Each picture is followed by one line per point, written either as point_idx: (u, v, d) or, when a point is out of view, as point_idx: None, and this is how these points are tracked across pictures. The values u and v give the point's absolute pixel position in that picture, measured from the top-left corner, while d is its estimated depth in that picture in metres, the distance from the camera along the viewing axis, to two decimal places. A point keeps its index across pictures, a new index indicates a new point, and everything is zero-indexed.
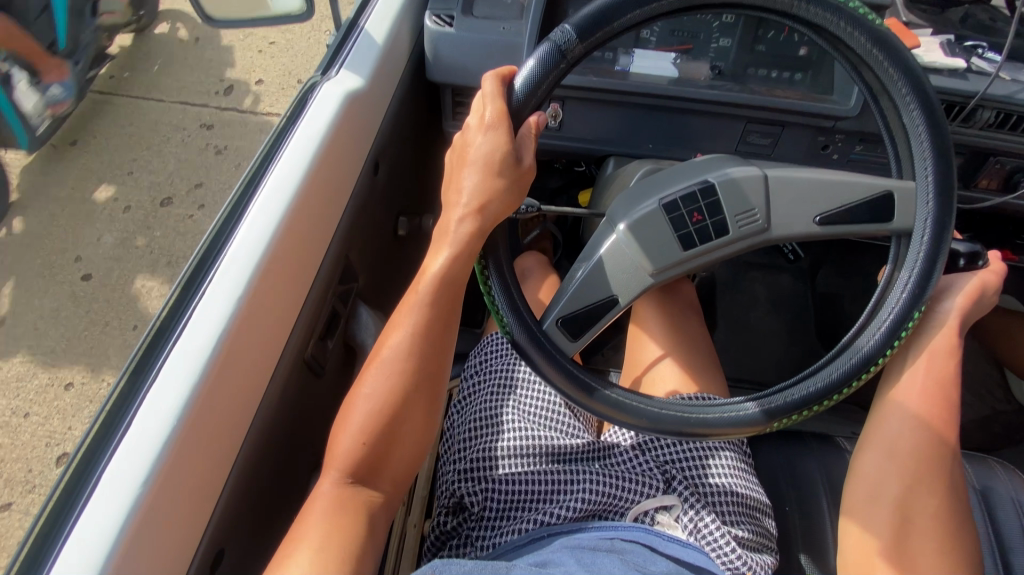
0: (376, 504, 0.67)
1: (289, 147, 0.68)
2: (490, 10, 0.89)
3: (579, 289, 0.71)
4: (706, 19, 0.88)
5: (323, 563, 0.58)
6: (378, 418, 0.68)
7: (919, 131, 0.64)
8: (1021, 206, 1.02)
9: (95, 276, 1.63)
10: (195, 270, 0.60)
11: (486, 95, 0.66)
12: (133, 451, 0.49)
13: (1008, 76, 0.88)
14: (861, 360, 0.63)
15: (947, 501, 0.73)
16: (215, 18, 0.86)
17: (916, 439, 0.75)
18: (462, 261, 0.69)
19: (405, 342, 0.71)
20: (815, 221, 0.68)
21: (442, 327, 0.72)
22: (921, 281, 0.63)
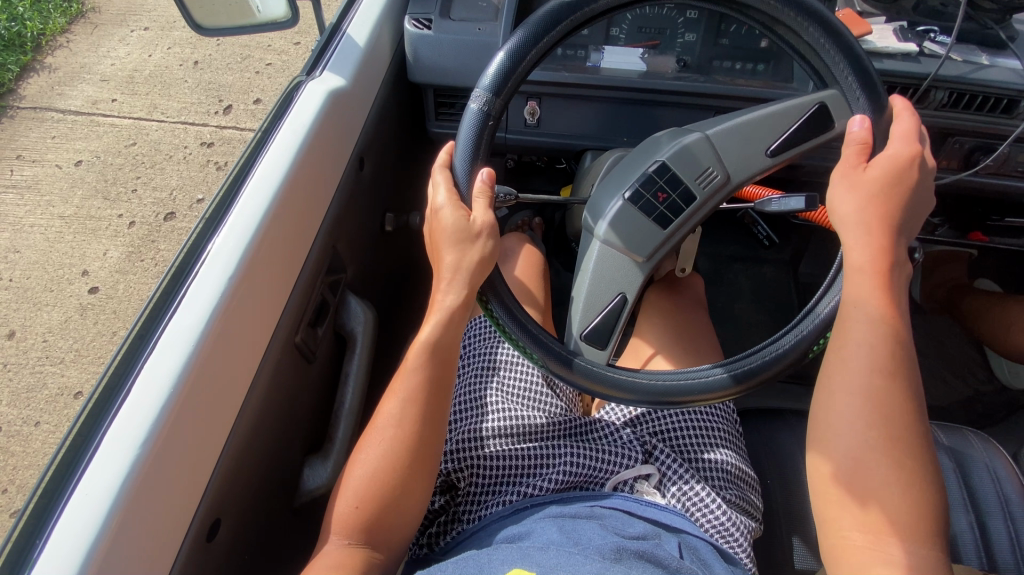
0: (376, 564, 0.67)
1: (273, 146, 0.71)
2: (467, 12, 0.94)
3: (587, 302, 0.74)
4: (670, 16, 0.93)
5: None
6: (374, 482, 0.69)
7: (837, 62, 0.67)
8: (981, 182, 1.07)
9: (101, 288, 1.70)
10: (186, 254, 0.63)
11: (435, 183, 0.71)
12: (133, 413, 0.52)
13: (959, 57, 0.93)
14: (820, 326, 0.67)
15: (911, 429, 0.58)
16: (205, 27, 0.91)
17: (873, 364, 0.60)
18: (448, 329, 0.73)
19: (400, 409, 0.72)
20: (767, 153, 0.73)
21: (435, 391, 0.73)
22: None
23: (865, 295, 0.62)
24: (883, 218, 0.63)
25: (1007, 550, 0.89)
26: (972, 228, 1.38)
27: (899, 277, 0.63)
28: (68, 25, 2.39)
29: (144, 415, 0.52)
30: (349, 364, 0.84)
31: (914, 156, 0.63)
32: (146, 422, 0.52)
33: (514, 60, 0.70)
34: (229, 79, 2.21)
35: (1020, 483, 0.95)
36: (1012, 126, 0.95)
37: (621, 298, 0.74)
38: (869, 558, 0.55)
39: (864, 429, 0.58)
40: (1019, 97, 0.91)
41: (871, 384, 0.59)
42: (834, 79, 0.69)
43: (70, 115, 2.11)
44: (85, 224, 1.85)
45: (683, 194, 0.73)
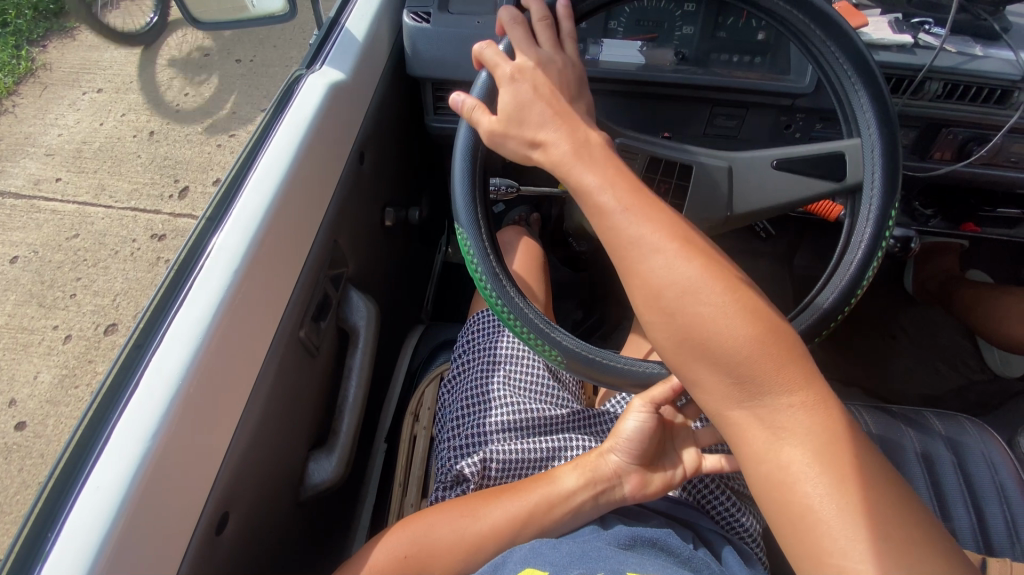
0: None
1: (276, 138, 0.71)
2: (465, 6, 0.94)
3: (796, 183, 0.75)
4: (668, 9, 0.93)
5: None
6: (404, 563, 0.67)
7: (830, 50, 0.69)
8: (974, 172, 1.09)
9: (28, 423, 1.47)
10: (190, 248, 0.63)
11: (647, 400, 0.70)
12: (144, 401, 0.52)
13: (953, 48, 0.93)
14: (822, 316, 0.68)
15: (698, 285, 0.55)
16: (202, 21, 0.90)
17: (654, 238, 0.58)
18: (590, 491, 0.72)
19: (500, 518, 0.70)
20: None
21: (539, 518, 0.70)
22: (886, 180, 0.68)
23: (601, 185, 0.60)
24: (551, 121, 0.64)
25: (1002, 535, 0.91)
26: (963, 220, 1.40)
27: (596, 154, 0.62)
28: (15, 85, 2.33)
29: (154, 407, 0.52)
30: (352, 359, 0.84)
31: (515, 71, 0.66)
32: (157, 413, 0.52)
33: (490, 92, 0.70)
34: (185, 156, 2.10)
35: (1014, 470, 0.97)
36: (1005, 116, 0.96)
37: (770, 162, 0.75)
38: (758, 440, 0.54)
39: (675, 315, 0.56)
40: (1012, 88, 0.93)
41: (659, 254, 0.57)
42: (847, 96, 0.70)
43: (7, 198, 2.00)
44: (15, 338, 1.65)
45: (682, 180, 0.80)
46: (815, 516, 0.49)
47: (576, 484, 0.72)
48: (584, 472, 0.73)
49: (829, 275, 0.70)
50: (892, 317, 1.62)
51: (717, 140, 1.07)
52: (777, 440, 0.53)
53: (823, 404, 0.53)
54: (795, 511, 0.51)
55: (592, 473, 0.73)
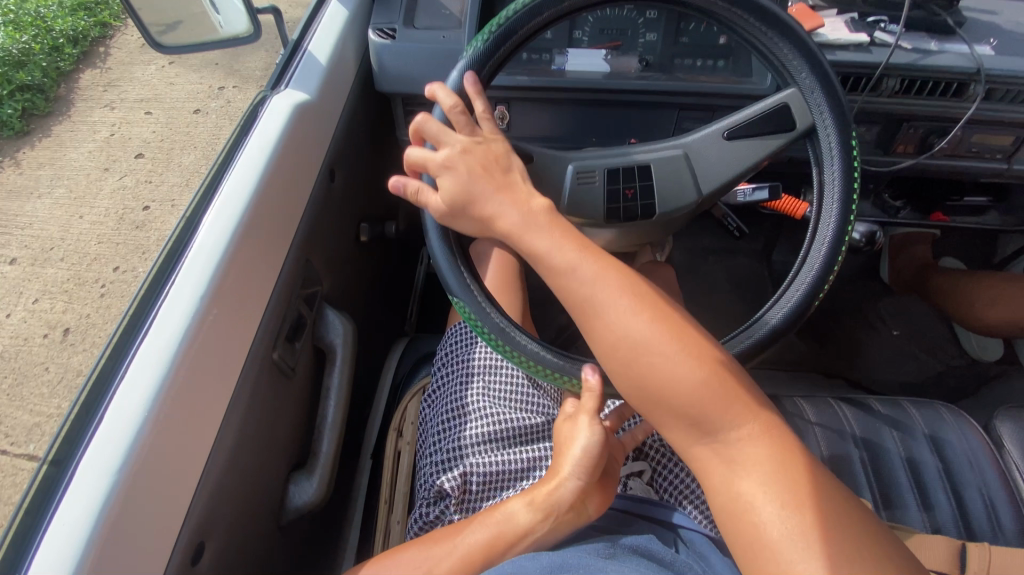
0: None
1: (240, 161, 0.70)
2: (431, 21, 0.95)
3: (751, 152, 0.75)
4: (630, 16, 0.94)
5: None
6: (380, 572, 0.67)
7: (793, 60, 0.69)
8: (936, 164, 1.11)
9: None
10: (153, 276, 0.62)
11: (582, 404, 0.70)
12: (110, 434, 0.51)
13: (909, 45, 0.96)
14: (768, 333, 0.69)
15: (655, 326, 0.60)
16: (166, 44, 0.88)
17: (611, 284, 0.61)
18: (544, 516, 0.69)
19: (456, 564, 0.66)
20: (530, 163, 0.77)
21: (500, 553, 0.67)
22: (845, 189, 0.69)
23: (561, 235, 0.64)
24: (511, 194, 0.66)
25: (984, 517, 0.93)
26: (932, 210, 1.43)
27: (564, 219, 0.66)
28: None
29: (121, 441, 0.51)
30: (330, 378, 0.84)
31: (463, 148, 0.66)
32: (123, 448, 0.51)
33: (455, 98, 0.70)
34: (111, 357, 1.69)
35: (990, 451, 0.99)
36: (964, 108, 0.99)
37: (721, 133, 0.75)
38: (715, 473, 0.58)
39: (635, 353, 0.60)
40: (969, 81, 0.95)
41: (620, 302, 0.60)
42: (790, 76, 0.71)
43: None
44: None
45: (646, 182, 0.78)
46: (772, 542, 0.52)
47: (533, 518, 0.69)
48: (541, 505, 0.69)
49: (782, 290, 0.71)
50: (871, 307, 1.65)
51: None
52: (732, 470, 0.58)
53: (767, 431, 0.58)
54: (751, 536, 0.54)
55: (551, 506, 0.69)
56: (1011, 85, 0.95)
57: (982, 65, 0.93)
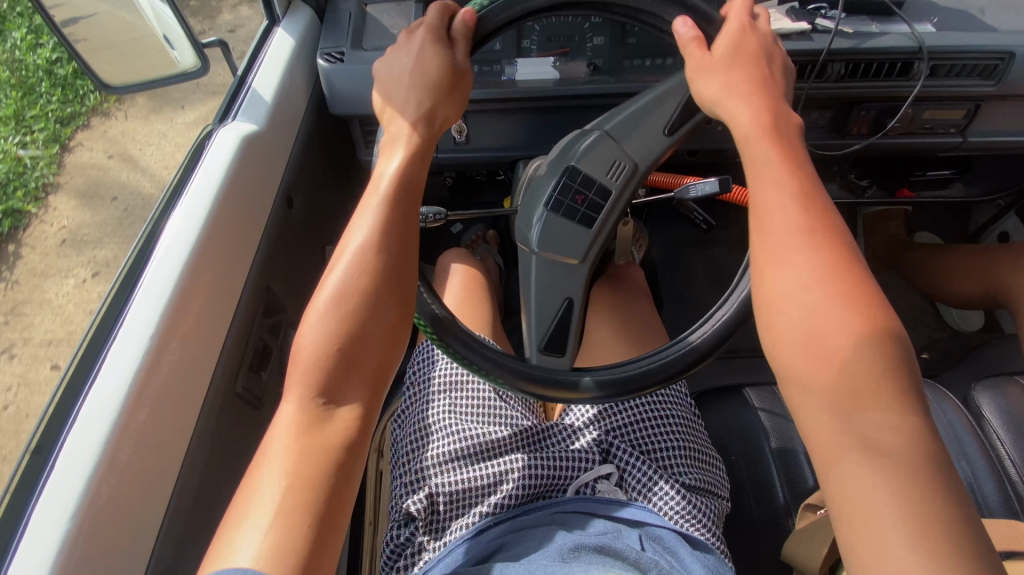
0: (337, 412, 0.56)
1: (187, 197, 0.71)
2: (379, 42, 0.95)
3: (535, 312, 0.76)
4: (577, 23, 0.94)
5: (298, 466, 0.52)
6: (341, 323, 0.58)
7: None
8: (891, 142, 1.12)
9: None
10: (102, 317, 0.62)
11: (422, 65, 0.67)
12: (63, 481, 0.51)
13: (849, 29, 0.97)
14: (690, 355, 0.68)
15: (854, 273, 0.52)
16: (115, 85, 0.83)
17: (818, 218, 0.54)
18: (417, 162, 0.64)
19: (346, 279, 0.60)
20: (664, 134, 0.77)
21: (404, 243, 0.62)
22: None
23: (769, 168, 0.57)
24: (752, 87, 0.61)
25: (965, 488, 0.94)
26: (897, 187, 1.45)
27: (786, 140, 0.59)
28: None
29: (75, 487, 0.51)
30: None
31: (744, 24, 0.64)
32: (74, 494, 0.51)
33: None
34: None
35: (970, 424, 1.00)
36: (910, 86, 1.00)
37: (570, 295, 0.78)
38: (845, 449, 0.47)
39: (816, 289, 0.51)
40: (912, 59, 0.97)
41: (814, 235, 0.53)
42: None
43: None
44: None
45: (598, 193, 0.77)
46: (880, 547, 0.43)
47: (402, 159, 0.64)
48: (416, 149, 0.65)
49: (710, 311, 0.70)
50: None
51: None
52: (856, 458, 0.46)
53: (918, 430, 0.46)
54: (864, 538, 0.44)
55: (418, 147, 0.65)
56: (955, 60, 0.97)
57: (924, 43, 0.95)
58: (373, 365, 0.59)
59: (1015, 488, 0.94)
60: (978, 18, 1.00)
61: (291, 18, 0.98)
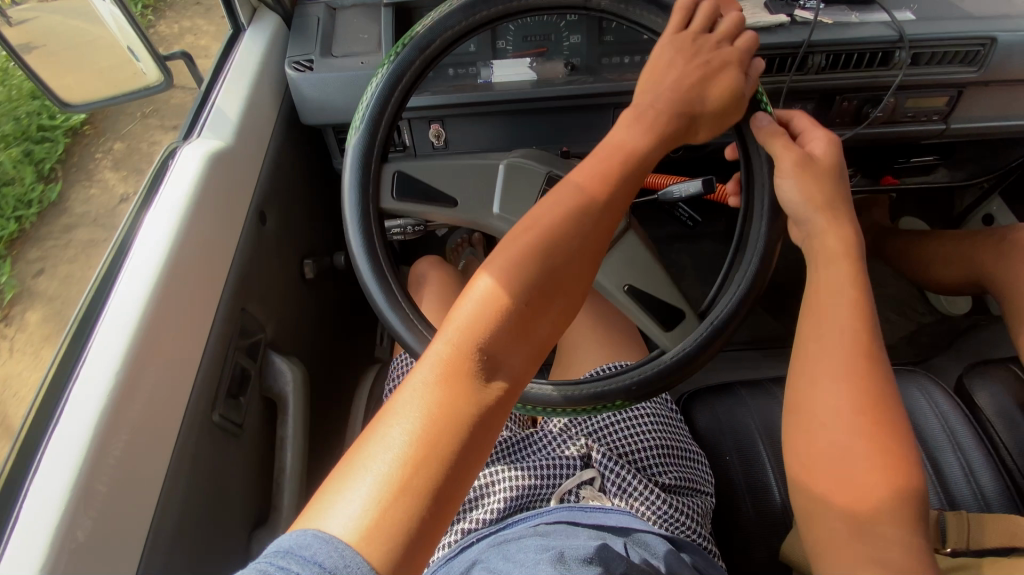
0: (479, 365, 0.51)
1: (154, 218, 0.69)
2: (349, 48, 0.92)
3: (422, 167, 0.76)
4: (552, 22, 0.93)
5: (426, 421, 0.48)
6: (524, 268, 0.55)
7: None
8: (874, 132, 1.11)
9: None
10: (65, 347, 0.59)
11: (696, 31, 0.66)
12: (31, 526, 0.48)
13: (828, 19, 0.95)
14: (671, 364, 0.68)
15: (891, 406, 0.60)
16: (75, 102, 0.71)
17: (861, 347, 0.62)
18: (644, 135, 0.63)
19: (547, 224, 0.58)
20: (622, 287, 0.77)
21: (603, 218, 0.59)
22: (771, 209, 0.69)
23: (835, 298, 0.64)
24: (829, 205, 0.66)
25: (961, 478, 0.94)
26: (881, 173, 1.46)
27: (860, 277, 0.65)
28: None
29: (45, 530, 0.48)
30: (283, 429, 0.82)
31: (831, 137, 0.68)
32: (44, 538, 0.48)
33: (379, 104, 0.70)
34: None
35: (962, 414, 1.00)
36: (891, 76, 0.99)
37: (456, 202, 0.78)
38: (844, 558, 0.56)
39: (853, 415, 0.59)
40: (893, 49, 0.96)
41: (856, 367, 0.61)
42: None
43: None
44: None
45: None
46: None
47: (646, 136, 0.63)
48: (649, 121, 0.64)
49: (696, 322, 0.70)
50: None
51: None
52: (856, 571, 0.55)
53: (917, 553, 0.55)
54: None
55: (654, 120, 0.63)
56: (935, 48, 0.96)
57: (903, 32, 0.94)
58: (536, 337, 0.55)
59: (1009, 476, 0.94)
60: (956, 3, 0.99)
61: (256, 26, 0.95)
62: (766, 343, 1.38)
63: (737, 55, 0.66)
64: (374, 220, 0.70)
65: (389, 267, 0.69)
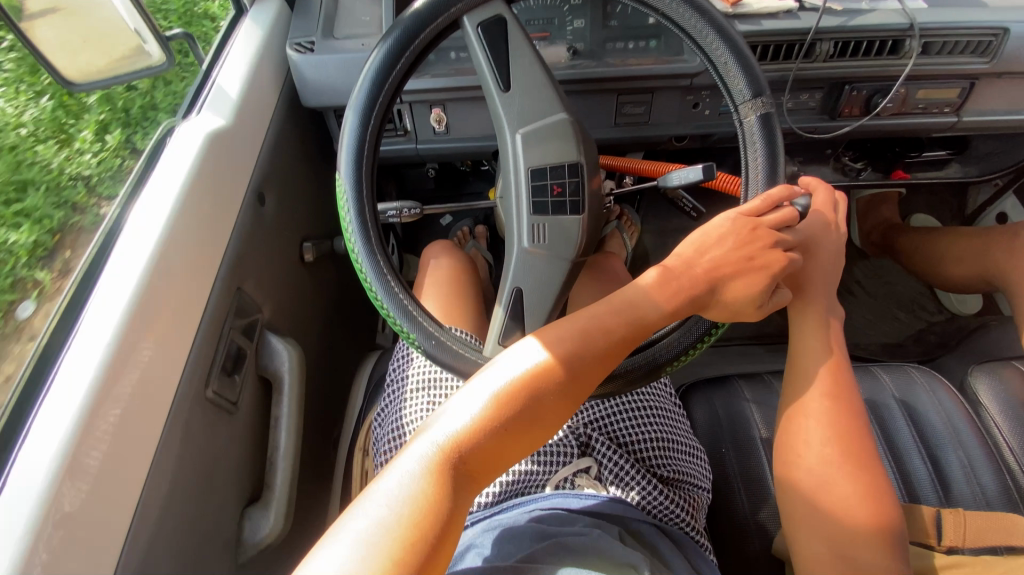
0: (454, 479, 0.54)
1: (149, 195, 0.70)
2: (350, 30, 0.92)
3: (515, 27, 0.71)
4: (555, 4, 0.92)
5: (394, 526, 0.50)
6: (517, 389, 0.58)
7: (708, 37, 0.68)
8: (883, 124, 1.09)
9: None
10: (59, 319, 0.60)
11: (759, 210, 0.65)
12: (21, 485, 0.49)
13: (838, 6, 0.94)
14: (640, 365, 0.67)
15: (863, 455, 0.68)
16: (77, 77, 0.68)
17: (835, 408, 0.70)
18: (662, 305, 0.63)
19: (551, 349, 0.60)
20: (514, 289, 0.71)
21: (606, 347, 0.61)
22: (683, 350, 0.67)
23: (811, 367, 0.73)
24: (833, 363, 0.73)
25: (962, 477, 0.92)
26: (893, 167, 1.43)
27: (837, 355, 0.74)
28: None
29: (36, 489, 0.49)
30: (278, 409, 0.82)
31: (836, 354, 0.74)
32: (34, 500, 0.49)
33: (382, 75, 0.69)
34: None
35: (964, 410, 0.99)
36: (902, 65, 0.97)
37: (508, 91, 0.72)
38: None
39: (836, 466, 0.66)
40: (903, 36, 0.93)
41: (829, 415, 0.69)
42: (704, 50, 0.69)
43: None
44: None
45: (575, 197, 0.71)
46: None
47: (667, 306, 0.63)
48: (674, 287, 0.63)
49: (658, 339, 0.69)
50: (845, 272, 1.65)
51: (628, 128, 1.07)
52: None
53: None
54: None
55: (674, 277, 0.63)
56: (948, 36, 0.94)
57: (915, 19, 0.91)
58: (514, 455, 0.58)
59: (1013, 476, 0.92)
60: None
61: (258, 8, 0.95)
62: (769, 337, 1.37)
63: (785, 265, 0.65)
64: (368, 193, 0.69)
65: (380, 246, 0.69)
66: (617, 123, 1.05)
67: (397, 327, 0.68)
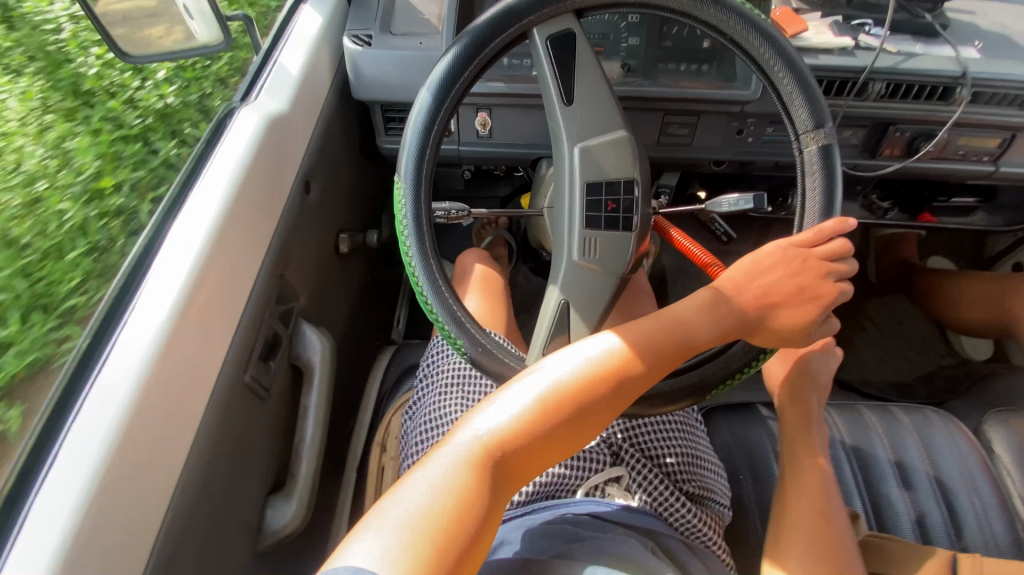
0: (498, 474, 0.55)
1: (209, 171, 0.70)
2: (408, 27, 0.92)
3: (581, 39, 0.71)
4: (613, 21, 0.94)
5: (438, 513, 0.50)
6: (566, 394, 0.58)
7: (774, 66, 0.69)
8: (921, 167, 1.10)
9: None
10: (117, 290, 0.60)
11: (814, 240, 0.65)
12: (78, 450, 0.49)
13: (892, 49, 0.95)
14: (682, 387, 0.68)
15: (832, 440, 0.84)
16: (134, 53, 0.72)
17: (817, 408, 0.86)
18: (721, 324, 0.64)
19: (604, 357, 0.61)
20: (559, 301, 0.71)
21: (655, 362, 0.62)
22: (728, 375, 0.68)
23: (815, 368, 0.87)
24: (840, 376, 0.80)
25: (975, 524, 0.93)
26: (921, 210, 1.44)
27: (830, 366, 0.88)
28: None
29: (93, 455, 0.49)
30: (308, 398, 0.82)
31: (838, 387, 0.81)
32: (91, 464, 0.49)
33: (451, 77, 0.69)
34: None
35: (980, 457, 0.99)
36: (949, 111, 0.97)
37: (570, 105, 0.72)
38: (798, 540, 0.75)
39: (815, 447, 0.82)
40: (955, 84, 0.94)
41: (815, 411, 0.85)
42: (769, 78, 0.70)
43: None
44: None
45: (629, 213, 0.71)
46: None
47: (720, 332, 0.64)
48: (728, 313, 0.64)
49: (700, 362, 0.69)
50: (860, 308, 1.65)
51: (670, 148, 1.08)
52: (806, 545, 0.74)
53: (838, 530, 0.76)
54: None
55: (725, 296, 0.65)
56: (997, 88, 0.94)
57: (967, 68, 0.93)
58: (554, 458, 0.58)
59: None
60: None
61: None
62: None
63: (837, 296, 0.65)
64: (425, 195, 0.70)
65: (433, 246, 0.69)
66: (660, 143, 1.06)
67: (439, 326, 0.68)
